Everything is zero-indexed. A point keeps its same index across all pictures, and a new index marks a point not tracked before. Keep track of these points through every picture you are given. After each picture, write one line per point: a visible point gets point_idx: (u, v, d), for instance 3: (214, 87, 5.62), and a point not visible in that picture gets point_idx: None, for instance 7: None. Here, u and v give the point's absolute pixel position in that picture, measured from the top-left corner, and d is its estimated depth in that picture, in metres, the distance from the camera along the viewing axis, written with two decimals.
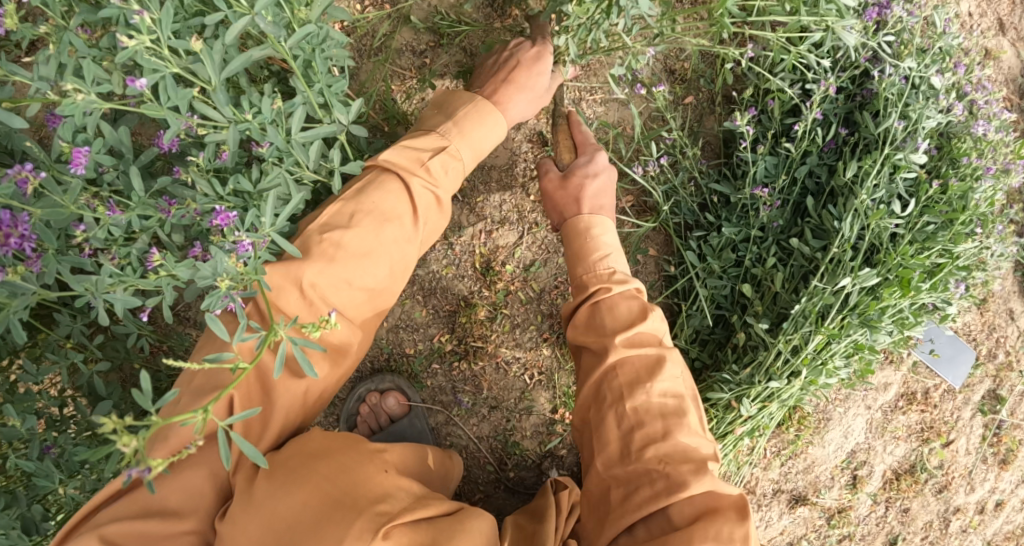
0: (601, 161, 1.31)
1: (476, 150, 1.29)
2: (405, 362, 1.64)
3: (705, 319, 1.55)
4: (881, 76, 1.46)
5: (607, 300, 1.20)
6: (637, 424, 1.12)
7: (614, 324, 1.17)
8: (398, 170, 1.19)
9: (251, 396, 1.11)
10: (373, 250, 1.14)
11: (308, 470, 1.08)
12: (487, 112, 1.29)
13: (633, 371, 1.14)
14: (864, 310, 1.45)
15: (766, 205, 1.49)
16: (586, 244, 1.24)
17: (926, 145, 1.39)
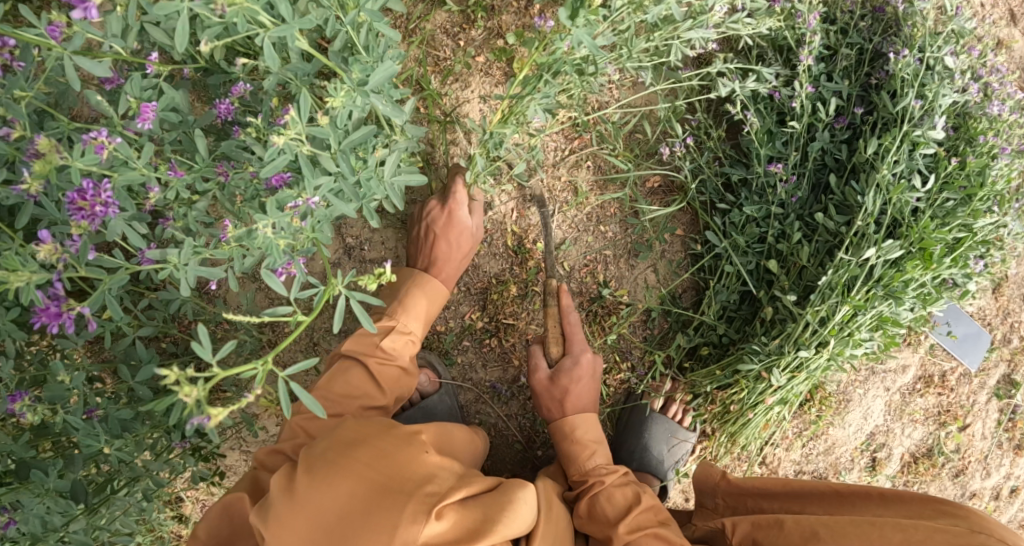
0: (583, 364, 1.45)
1: (424, 316, 1.44)
2: (436, 340, 1.65)
3: (731, 294, 1.58)
4: (897, 57, 1.50)
5: (602, 491, 1.35)
6: None
7: (613, 511, 1.31)
8: (359, 352, 1.34)
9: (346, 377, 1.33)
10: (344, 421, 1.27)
11: (347, 458, 1.10)
12: (426, 283, 1.46)
13: None
14: (888, 282, 1.49)
15: (783, 182, 1.52)
16: (573, 450, 1.42)
17: (945, 122, 1.43)
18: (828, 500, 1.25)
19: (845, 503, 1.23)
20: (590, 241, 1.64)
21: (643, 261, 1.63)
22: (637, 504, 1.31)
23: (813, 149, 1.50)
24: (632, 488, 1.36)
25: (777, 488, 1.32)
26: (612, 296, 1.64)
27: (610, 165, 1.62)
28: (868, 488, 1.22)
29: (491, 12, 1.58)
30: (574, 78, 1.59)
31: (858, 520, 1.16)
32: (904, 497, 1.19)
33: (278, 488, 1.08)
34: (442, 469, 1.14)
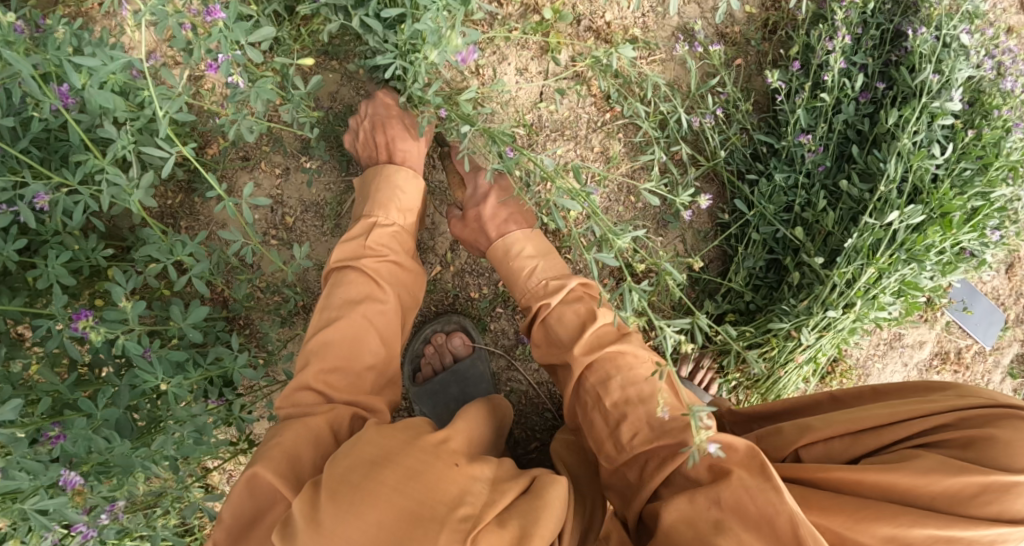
0: (480, 185, 1.54)
1: (399, 204, 1.51)
2: (470, 307, 1.70)
3: (759, 261, 1.62)
4: (915, 34, 1.58)
5: (552, 314, 1.39)
6: (623, 418, 1.24)
7: (566, 333, 1.36)
8: (352, 256, 1.42)
9: (377, 272, 1.42)
10: (354, 324, 1.34)
11: (373, 483, 1.02)
12: (394, 173, 1.54)
13: (603, 370, 1.28)
14: (911, 247, 1.53)
15: (811, 152, 1.58)
16: (513, 271, 1.49)
17: (962, 94, 1.49)
18: (826, 406, 1.31)
19: (843, 405, 1.29)
20: (620, 210, 1.69)
21: (672, 231, 1.70)
22: (591, 323, 1.32)
23: (840, 120, 1.57)
24: (584, 304, 1.37)
25: (778, 405, 1.38)
26: (642, 264, 1.69)
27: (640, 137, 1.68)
28: (859, 388, 1.29)
29: None
30: (606, 53, 1.66)
31: (851, 410, 1.23)
32: (893, 387, 1.26)
33: (301, 518, 1.00)
34: (473, 484, 1.07)
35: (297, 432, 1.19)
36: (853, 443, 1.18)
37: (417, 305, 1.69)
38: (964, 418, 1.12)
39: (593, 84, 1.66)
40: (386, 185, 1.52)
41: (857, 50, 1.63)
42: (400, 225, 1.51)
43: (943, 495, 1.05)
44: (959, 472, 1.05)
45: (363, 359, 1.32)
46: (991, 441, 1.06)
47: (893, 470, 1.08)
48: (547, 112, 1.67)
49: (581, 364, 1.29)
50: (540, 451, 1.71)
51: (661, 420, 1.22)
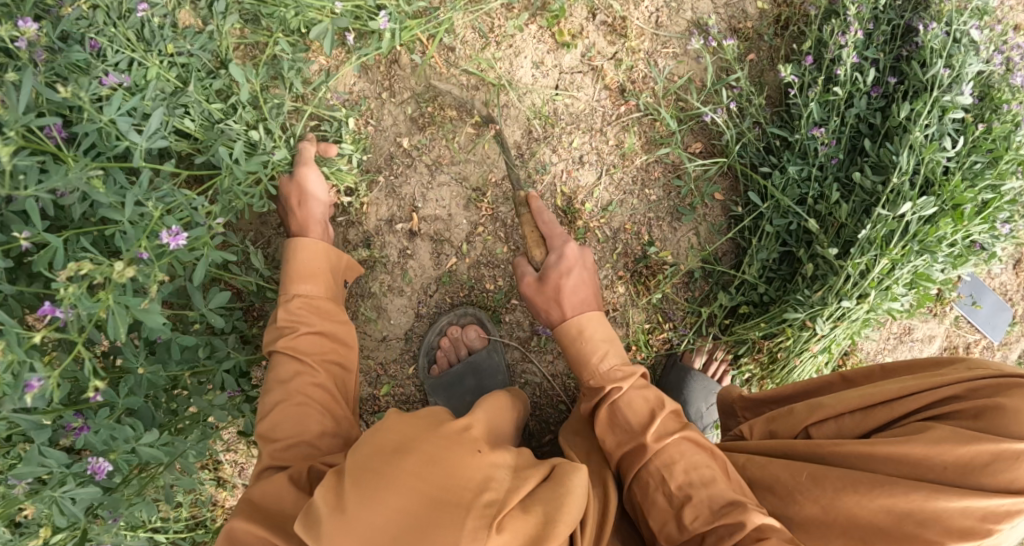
0: (566, 254, 1.41)
1: (306, 272, 1.42)
2: (485, 298, 1.70)
3: (772, 253, 1.64)
4: (926, 29, 1.60)
5: (620, 398, 1.30)
6: (686, 499, 1.17)
7: (635, 419, 1.27)
8: (273, 341, 1.36)
9: (309, 346, 1.36)
10: (292, 405, 1.28)
11: (395, 469, 0.98)
12: (301, 241, 1.44)
13: (672, 455, 1.22)
14: (923, 238, 1.55)
15: (823, 145, 1.60)
16: (585, 350, 1.35)
17: (972, 88, 1.52)
18: (836, 386, 1.32)
19: (852, 384, 1.30)
20: (634, 202, 1.70)
21: (685, 223, 1.71)
22: (660, 410, 1.26)
23: (852, 113, 1.59)
24: (653, 389, 1.31)
25: (789, 387, 1.39)
26: (656, 256, 1.70)
27: (655, 130, 1.69)
28: (868, 365, 1.30)
29: None
30: (620, 47, 1.67)
31: (861, 388, 1.25)
32: (904, 364, 1.27)
33: (324, 507, 0.97)
34: (497, 469, 1.02)
35: (263, 486, 1.16)
36: (864, 418, 1.20)
37: (432, 296, 1.69)
38: (969, 391, 1.12)
39: (607, 77, 1.67)
40: (297, 257, 1.43)
41: (869, 44, 1.66)
42: (313, 294, 1.41)
43: (953, 465, 1.07)
44: (969, 442, 1.06)
45: (311, 430, 1.26)
46: (999, 410, 1.07)
47: (904, 442, 1.11)
48: (563, 104, 1.68)
49: (648, 446, 1.23)
50: (554, 443, 1.72)
51: (722, 496, 1.15)
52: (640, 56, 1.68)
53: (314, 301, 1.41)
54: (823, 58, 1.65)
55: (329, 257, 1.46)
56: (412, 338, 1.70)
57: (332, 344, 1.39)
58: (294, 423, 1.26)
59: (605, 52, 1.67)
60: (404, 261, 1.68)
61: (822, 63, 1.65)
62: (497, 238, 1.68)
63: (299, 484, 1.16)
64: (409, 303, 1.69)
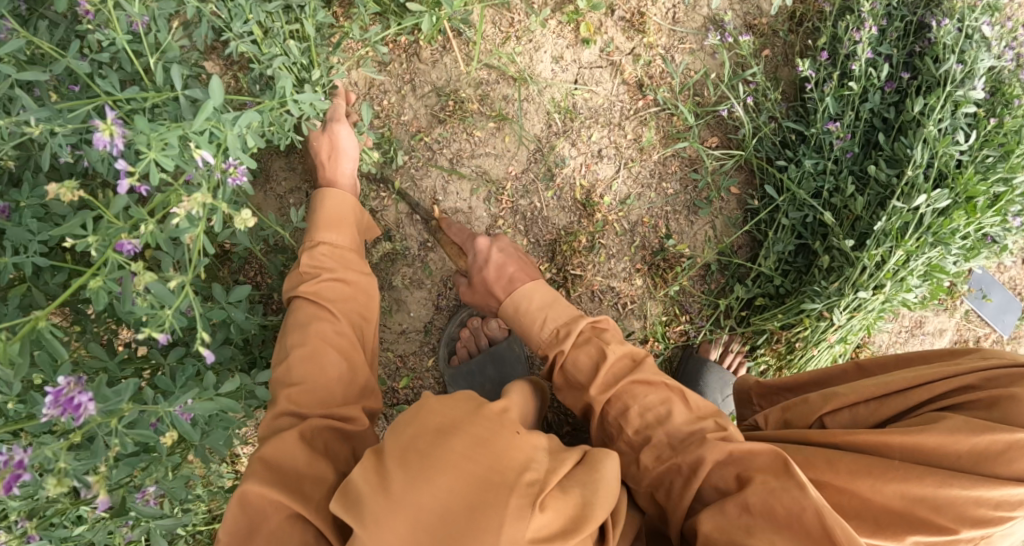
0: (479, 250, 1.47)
1: (329, 220, 1.43)
2: None
3: (788, 245, 1.66)
4: (939, 26, 1.64)
5: (567, 361, 1.28)
6: (647, 437, 1.16)
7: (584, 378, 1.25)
8: (294, 287, 1.36)
9: (332, 292, 1.35)
10: (308, 347, 1.26)
11: (441, 450, 0.98)
12: (329, 191, 1.47)
13: (628, 397, 1.20)
14: (937, 230, 1.58)
15: (839, 139, 1.62)
16: (525, 323, 1.36)
17: (985, 82, 1.55)
18: (850, 375, 1.33)
19: (867, 374, 1.32)
20: (652, 196, 1.72)
21: (702, 216, 1.73)
22: (604, 359, 1.24)
23: (867, 108, 1.61)
24: (595, 343, 1.26)
25: (804, 376, 1.40)
26: (674, 249, 1.72)
27: (673, 124, 1.72)
28: (883, 356, 1.32)
29: None
30: (638, 43, 1.70)
31: (877, 377, 1.25)
32: (917, 354, 1.29)
33: (368, 488, 0.97)
34: (537, 451, 1.02)
35: (273, 446, 1.13)
36: (878, 409, 1.21)
37: (452, 288, 1.71)
38: (984, 380, 1.15)
39: (625, 72, 1.70)
40: (322, 202, 1.46)
41: (883, 39, 1.69)
42: (337, 242, 1.42)
43: (969, 454, 1.07)
44: (984, 431, 1.07)
45: (327, 375, 1.24)
46: (1014, 400, 1.08)
47: (921, 430, 1.10)
48: (583, 98, 1.70)
49: (598, 399, 1.21)
50: (571, 434, 1.73)
51: (680, 434, 1.14)
52: (658, 52, 1.71)
53: (335, 248, 1.40)
54: (842, 49, 1.66)
55: (350, 202, 1.47)
56: (432, 330, 1.72)
57: (353, 293, 1.38)
58: (308, 361, 1.25)
59: (624, 47, 1.70)
60: (424, 253, 1.69)
61: (838, 57, 1.67)
62: (516, 231, 1.70)
63: (312, 444, 1.14)
64: (429, 295, 1.71)
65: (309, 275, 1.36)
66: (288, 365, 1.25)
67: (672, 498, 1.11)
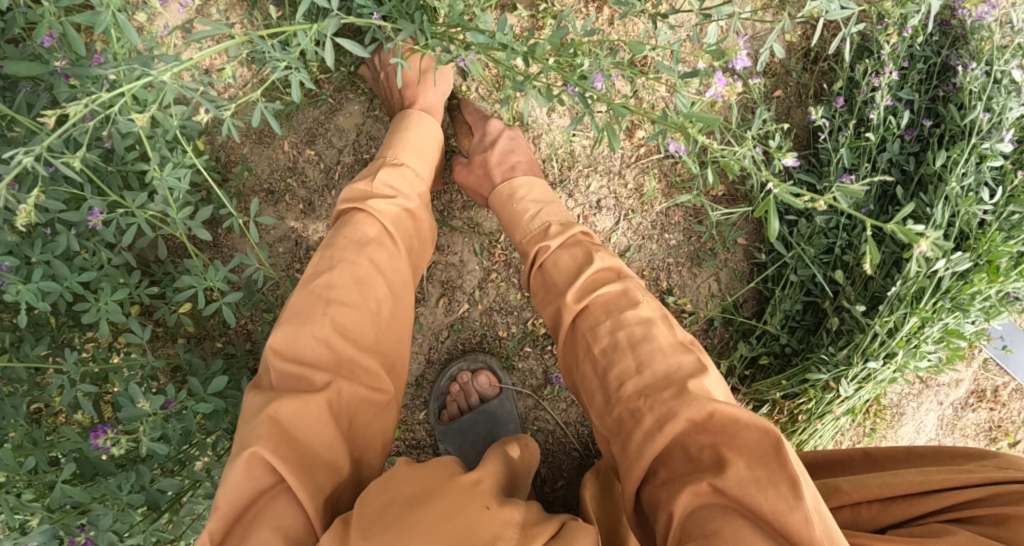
0: (489, 131, 1.49)
1: (408, 144, 1.42)
2: (498, 345, 1.64)
3: (795, 303, 1.59)
4: (965, 70, 1.51)
5: (549, 257, 1.29)
6: (613, 369, 1.09)
7: (560, 278, 1.26)
8: (360, 195, 1.29)
9: (400, 221, 1.30)
10: (359, 269, 1.18)
11: (408, 521, 0.89)
12: (419, 116, 1.47)
13: (597, 314, 1.16)
14: (955, 295, 1.50)
15: (854, 193, 1.52)
16: (515, 212, 1.40)
17: (1014, 135, 1.43)
18: (858, 463, 1.25)
19: (876, 465, 1.23)
20: (653, 248, 1.64)
21: (706, 269, 1.64)
22: (586, 265, 1.22)
23: (884, 161, 1.51)
24: (582, 247, 1.27)
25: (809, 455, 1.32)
26: (675, 304, 1.65)
27: (677, 173, 1.62)
28: (895, 447, 1.23)
29: (561, 18, 1.57)
30: (641, 86, 1.60)
31: (881, 474, 1.17)
32: (931, 450, 1.21)
33: None
34: (508, 527, 0.91)
35: (291, 414, 1.01)
36: (881, 512, 1.11)
37: (443, 342, 1.64)
38: (1001, 489, 1.06)
39: (625, 117, 1.60)
40: (416, 130, 1.45)
41: (904, 80, 1.56)
42: (413, 172, 1.38)
43: None
44: None
45: (370, 307, 1.17)
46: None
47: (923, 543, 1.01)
48: (580, 146, 1.60)
49: (569, 309, 1.18)
50: (567, 490, 1.67)
51: (656, 372, 1.06)
52: (662, 93, 1.61)
53: (416, 174, 1.39)
54: (867, 87, 1.52)
55: (431, 144, 1.47)
56: (423, 384, 1.65)
57: (413, 231, 1.33)
58: (366, 284, 1.18)
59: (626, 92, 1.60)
60: (415, 307, 1.63)
61: (856, 102, 1.55)
62: (510, 284, 1.62)
63: (335, 413, 1.05)
64: (419, 349, 1.64)
65: (388, 194, 1.31)
66: (347, 273, 1.17)
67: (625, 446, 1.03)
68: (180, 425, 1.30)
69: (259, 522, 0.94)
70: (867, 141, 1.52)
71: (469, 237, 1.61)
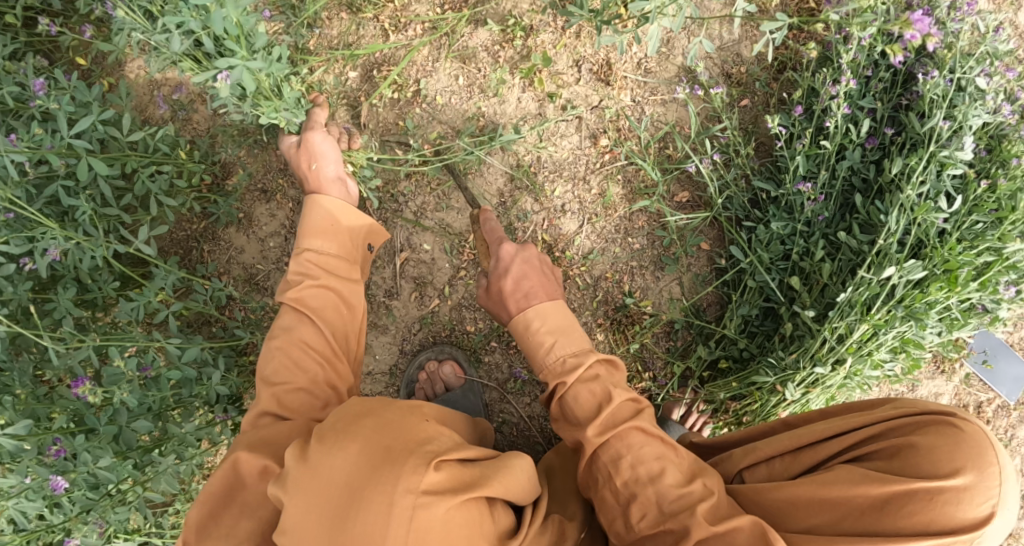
0: (501, 256, 1.37)
1: (313, 230, 1.40)
2: (466, 339, 1.73)
3: (753, 308, 1.61)
4: (926, 78, 1.50)
5: (569, 393, 1.27)
6: (630, 497, 1.17)
7: (578, 415, 1.25)
8: (284, 290, 1.37)
9: (323, 307, 1.36)
10: (292, 351, 1.31)
11: (355, 426, 1.10)
12: (316, 200, 1.42)
13: (615, 451, 1.20)
14: (909, 303, 1.50)
15: (810, 200, 1.54)
16: (531, 343, 1.31)
17: (973, 143, 1.42)
18: (779, 431, 1.23)
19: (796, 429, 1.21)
20: (616, 252, 1.69)
21: (668, 273, 1.69)
22: (607, 403, 1.23)
23: (841, 169, 1.52)
24: (600, 382, 1.25)
25: (734, 434, 1.30)
26: (636, 306, 1.70)
27: (640, 179, 1.67)
28: (810, 410, 1.21)
29: (530, 32, 1.65)
30: (605, 95, 1.66)
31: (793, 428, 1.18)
32: (840, 405, 1.18)
33: (291, 459, 1.08)
34: (440, 434, 1.14)
35: (268, 430, 1.21)
36: (791, 463, 1.14)
37: (415, 334, 1.74)
38: (890, 423, 1.07)
39: (589, 127, 1.66)
40: (317, 210, 1.42)
41: (866, 88, 1.56)
42: (323, 249, 1.40)
43: (870, 507, 1.01)
44: (882, 483, 1.00)
45: (304, 376, 1.29)
46: (911, 449, 1.02)
47: (823, 482, 1.05)
48: (546, 153, 1.68)
49: (591, 444, 1.20)
50: None
51: (670, 502, 1.14)
52: (627, 102, 1.66)
53: (326, 255, 1.39)
54: (828, 93, 1.52)
55: (348, 218, 1.43)
56: (395, 374, 1.75)
57: (343, 311, 1.39)
58: (297, 363, 1.30)
59: (591, 101, 1.66)
60: (389, 300, 1.73)
61: (816, 110, 1.56)
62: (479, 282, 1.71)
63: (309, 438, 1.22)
64: (393, 340, 1.74)
65: (296, 283, 1.37)
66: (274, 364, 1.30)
67: None
68: (157, 394, 1.41)
69: (244, 514, 1.14)
70: (826, 147, 1.54)
71: (440, 236, 1.71)
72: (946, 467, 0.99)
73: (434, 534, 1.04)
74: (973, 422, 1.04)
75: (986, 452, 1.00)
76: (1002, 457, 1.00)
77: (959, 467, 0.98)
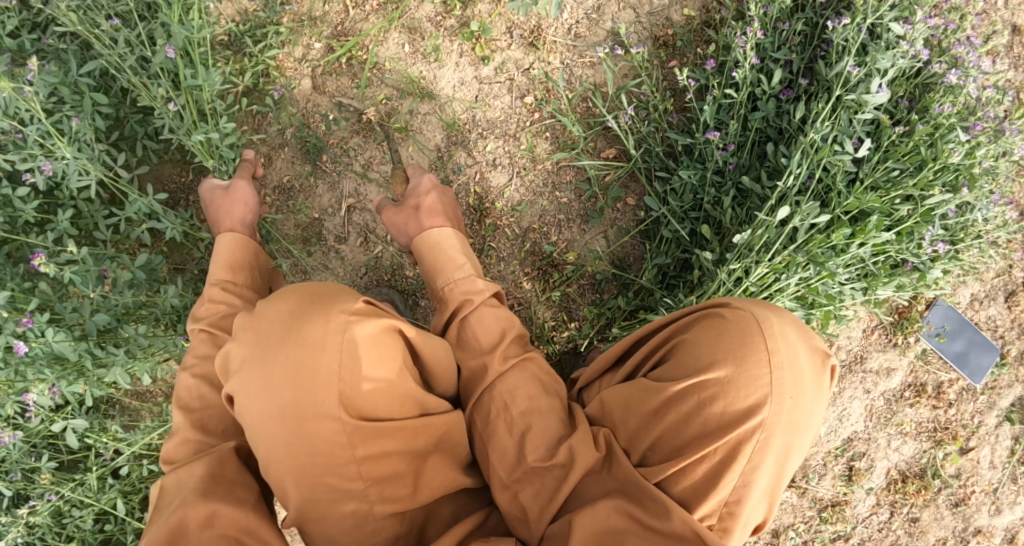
0: (421, 183, 1.55)
1: (227, 262, 1.46)
2: (404, 282, 1.87)
3: (668, 258, 1.65)
4: (837, 25, 1.51)
5: (473, 313, 1.39)
6: (525, 428, 1.25)
7: (480, 336, 1.36)
8: (202, 316, 1.40)
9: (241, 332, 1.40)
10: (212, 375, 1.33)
11: (292, 285, 1.20)
12: (236, 238, 1.50)
13: (515, 381, 1.29)
14: (812, 247, 1.48)
15: (719, 148, 1.57)
16: (439, 262, 1.46)
17: (879, 85, 1.41)
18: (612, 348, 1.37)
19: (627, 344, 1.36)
20: (544, 204, 1.79)
21: (593, 226, 1.76)
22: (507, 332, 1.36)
23: (749, 116, 1.54)
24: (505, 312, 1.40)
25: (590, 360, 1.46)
26: (559, 255, 1.77)
27: (565, 136, 1.78)
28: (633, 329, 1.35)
29: (467, 2, 1.79)
30: (534, 60, 1.79)
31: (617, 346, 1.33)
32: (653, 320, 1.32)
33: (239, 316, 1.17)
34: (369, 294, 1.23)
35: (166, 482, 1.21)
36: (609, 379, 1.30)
37: (361, 278, 1.88)
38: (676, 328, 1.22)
39: (519, 89, 1.79)
40: (236, 247, 1.49)
41: (781, 40, 1.59)
42: (237, 281, 1.46)
43: (659, 414, 1.16)
44: (666, 391, 1.15)
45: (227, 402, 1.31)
46: (683, 347, 1.18)
47: (634, 408, 1.20)
48: (480, 112, 1.81)
49: (496, 369, 1.30)
50: None
51: (550, 437, 1.24)
52: (557, 66, 1.78)
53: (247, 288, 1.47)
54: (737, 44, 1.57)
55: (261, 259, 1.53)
56: None
57: None
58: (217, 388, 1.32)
59: (523, 65, 1.79)
60: (338, 244, 1.86)
61: (727, 63, 1.61)
62: None
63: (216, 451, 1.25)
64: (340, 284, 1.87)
65: (217, 311, 1.40)
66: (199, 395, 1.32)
67: (546, 498, 1.19)
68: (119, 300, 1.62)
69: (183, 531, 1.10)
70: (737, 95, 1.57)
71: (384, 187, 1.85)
72: (708, 361, 1.13)
73: (370, 352, 1.12)
74: (742, 307, 1.17)
75: (744, 338, 1.13)
76: (761, 344, 1.12)
77: (718, 361, 1.12)
